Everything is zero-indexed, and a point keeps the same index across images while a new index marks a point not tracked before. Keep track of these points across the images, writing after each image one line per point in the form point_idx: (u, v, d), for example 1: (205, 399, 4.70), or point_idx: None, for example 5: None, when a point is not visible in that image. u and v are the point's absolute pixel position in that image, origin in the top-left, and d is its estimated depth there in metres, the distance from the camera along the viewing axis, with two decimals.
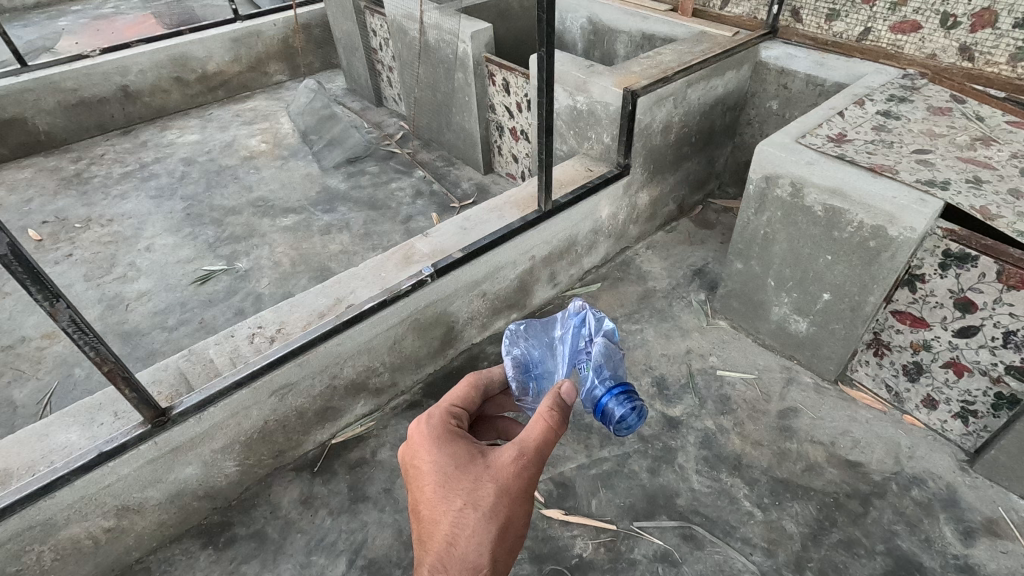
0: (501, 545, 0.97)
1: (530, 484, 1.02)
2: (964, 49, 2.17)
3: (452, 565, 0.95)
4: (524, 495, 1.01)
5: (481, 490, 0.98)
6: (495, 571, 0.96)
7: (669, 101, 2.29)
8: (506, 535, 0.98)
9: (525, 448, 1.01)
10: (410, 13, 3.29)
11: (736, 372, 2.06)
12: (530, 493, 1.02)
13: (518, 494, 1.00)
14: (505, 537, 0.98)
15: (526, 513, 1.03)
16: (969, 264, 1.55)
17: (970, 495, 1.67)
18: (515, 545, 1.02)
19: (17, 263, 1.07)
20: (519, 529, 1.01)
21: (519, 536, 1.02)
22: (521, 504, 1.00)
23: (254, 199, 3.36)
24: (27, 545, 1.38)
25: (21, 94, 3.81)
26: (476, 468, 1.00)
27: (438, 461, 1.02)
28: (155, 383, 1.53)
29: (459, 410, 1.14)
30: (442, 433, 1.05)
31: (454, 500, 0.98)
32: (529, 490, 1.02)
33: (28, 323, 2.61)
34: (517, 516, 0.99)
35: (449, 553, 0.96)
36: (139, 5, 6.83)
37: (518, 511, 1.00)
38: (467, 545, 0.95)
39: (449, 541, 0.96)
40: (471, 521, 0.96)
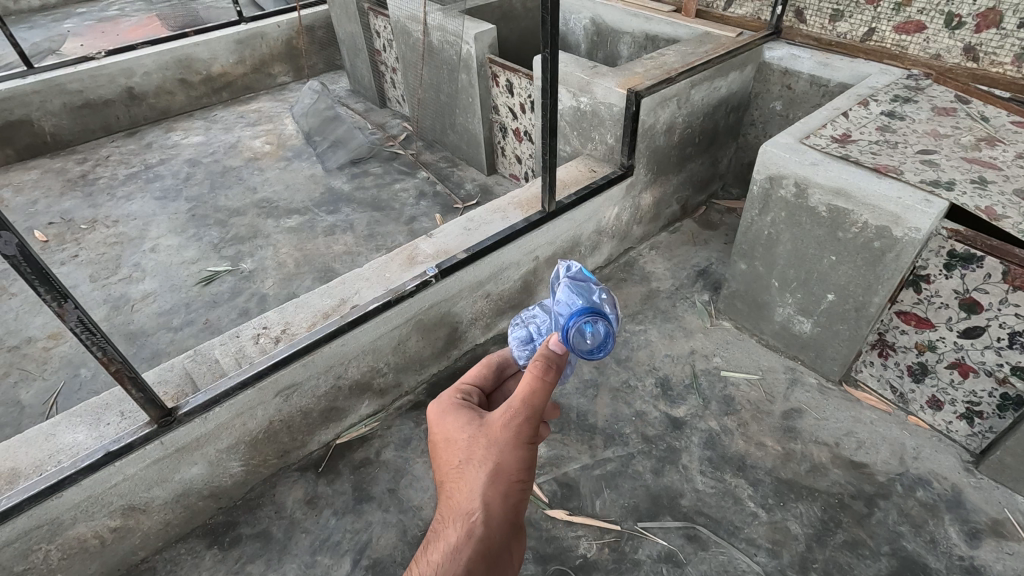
0: (493, 492, 0.90)
1: (524, 432, 0.93)
2: (969, 49, 2.16)
3: (447, 515, 0.91)
4: (519, 444, 0.93)
5: (475, 444, 0.94)
6: (494, 521, 0.89)
7: (673, 102, 2.30)
8: (498, 483, 0.90)
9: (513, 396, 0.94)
10: (414, 15, 3.30)
11: (740, 373, 2.06)
12: (529, 442, 0.94)
13: (510, 442, 0.93)
14: (496, 484, 0.90)
15: (528, 465, 0.93)
16: (974, 264, 1.55)
17: (976, 496, 1.67)
18: (522, 499, 0.92)
19: (27, 265, 1.08)
20: (519, 480, 0.92)
21: (523, 488, 0.92)
22: (513, 451, 0.93)
23: (258, 200, 3.37)
24: (34, 545, 1.39)
25: (27, 96, 3.84)
26: (470, 427, 0.97)
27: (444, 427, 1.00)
28: (161, 383, 1.54)
29: (472, 387, 1.12)
30: (448, 403, 1.04)
31: (450, 458, 0.95)
32: (526, 438, 0.94)
33: (35, 324, 2.63)
34: (509, 462, 0.92)
35: (449, 506, 0.92)
36: (143, 8, 6.88)
37: (511, 457, 0.92)
38: (462, 495, 0.91)
39: (449, 496, 0.93)
40: (466, 473, 0.92)
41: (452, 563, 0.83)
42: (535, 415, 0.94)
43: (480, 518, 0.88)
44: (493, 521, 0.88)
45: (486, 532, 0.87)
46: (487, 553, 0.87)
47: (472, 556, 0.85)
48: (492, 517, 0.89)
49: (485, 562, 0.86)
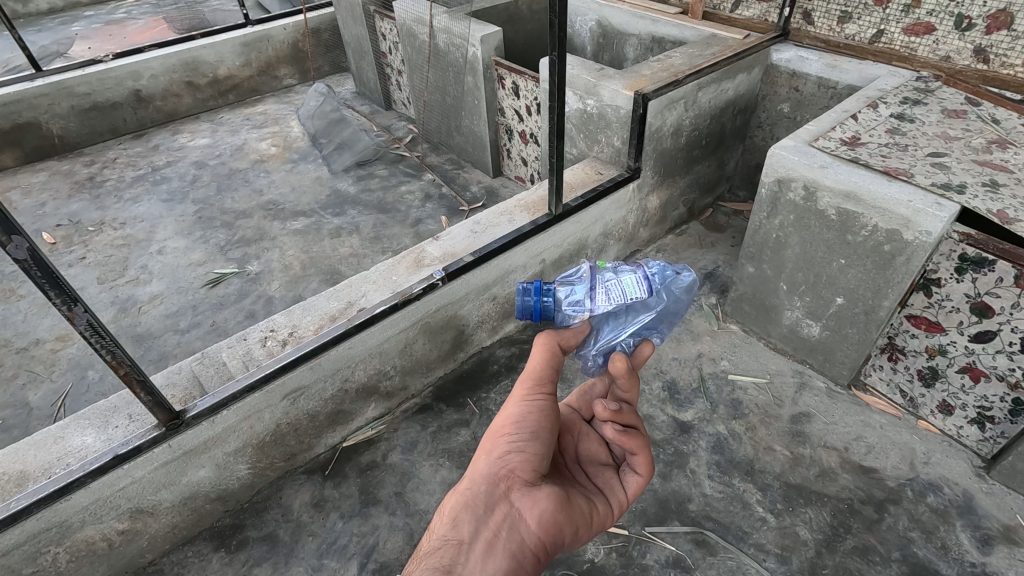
0: (481, 450, 0.91)
1: (516, 394, 0.98)
2: (979, 51, 2.15)
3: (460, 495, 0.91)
4: (508, 407, 0.96)
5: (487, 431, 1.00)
6: (479, 475, 0.87)
7: (680, 104, 2.29)
8: (487, 441, 0.92)
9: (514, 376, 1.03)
10: (420, 17, 3.31)
11: (747, 377, 2.05)
12: (520, 401, 0.96)
13: (503, 407, 0.97)
14: (485, 443, 0.92)
15: (520, 419, 0.94)
16: (986, 268, 1.53)
17: (987, 501, 1.65)
18: (514, 452, 0.89)
19: (37, 269, 1.08)
20: (506, 435, 0.91)
21: (513, 441, 0.91)
22: (503, 411, 0.96)
23: (264, 203, 3.38)
24: (44, 547, 1.39)
25: (36, 98, 3.86)
26: None
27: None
28: (170, 386, 1.54)
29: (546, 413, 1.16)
30: None
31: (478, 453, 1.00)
32: (518, 398, 0.97)
33: (43, 325, 2.64)
34: (496, 418, 0.95)
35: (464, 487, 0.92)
36: (150, 11, 6.93)
37: (501, 417, 0.95)
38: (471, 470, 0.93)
39: None
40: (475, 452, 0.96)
41: (439, 517, 0.83)
42: (528, 379, 0.99)
43: (467, 474, 0.88)
44: (478, 473, 0.87)
45: (471, 483, 0.86)
46: (468, 502, 0.83)
47: (454, 504, 0.83)
48: (478, 467, 0.88)
49: (471, 511, 0.82)
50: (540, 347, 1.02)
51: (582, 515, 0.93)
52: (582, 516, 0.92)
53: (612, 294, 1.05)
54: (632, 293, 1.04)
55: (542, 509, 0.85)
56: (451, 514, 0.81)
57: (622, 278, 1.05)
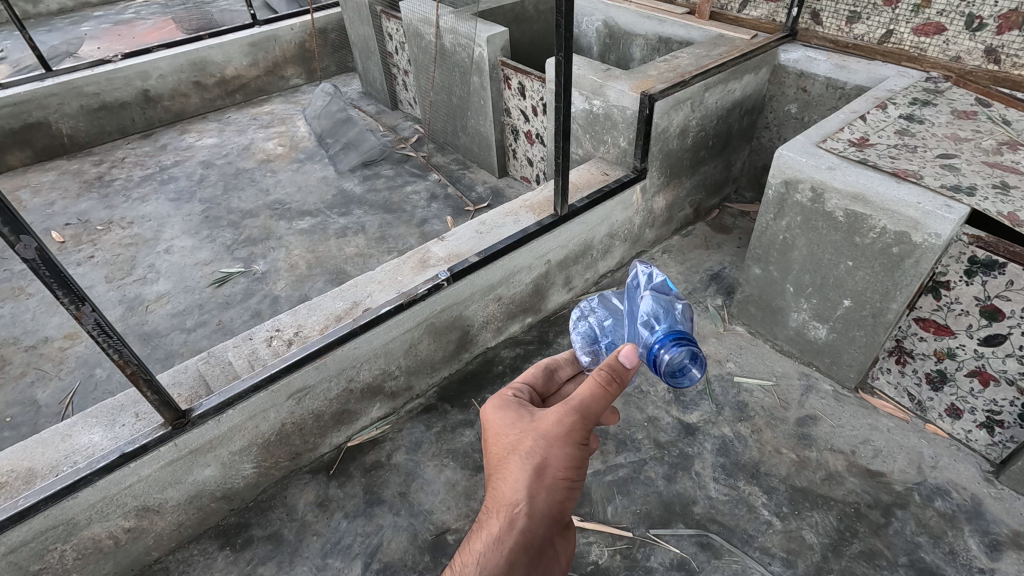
0: (539, 485, 0.87)
1: (578, 431, 0.91)
2: (990, 51, 2.12)
3: (491, 505, 0.87)
4: (568, 444, 0.91)
5: (519, 437, 0.93)
6: (535, 513, 0.85)
7: (686, 105, 2.28)
8: (546, 476, 0.88)
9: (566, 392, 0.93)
10: (426, 18, 3.30)
11: (754, 380, 2.04)
12: (578, 442, 0.91)
13: (559, 437, 0.91)
14: (542, 478, 0.88)
15: (578, 464, 0.91)
16: (996, 271, 1.52)
17: (996, 507, 1.64)
18: (568, 498, 0.90)
19: (45, 268, 1.08)
20: (564, 475, 0.89)
21: (573, 487, 0.90)
22: (562, 449, 0.91)
23: (271, 202, 3.39)
24: (50, 544, 1.40)
25: (45, 98, 3.89)
26: (522, 423, 0.95)
27: (490, 418, 0.98)
28: (176, 385, 1.55)
29: (524, 387, 1.08)
30: (501, 399, 1.01)
31: (496, 449, 0.93)
32: (578, 438, 0.91)
33: (51, 324, 2.66)
34: (558, 458, 0.90)
35: (492, 497, 0.88)
36: (159, 11, 6.98)
37: (559, 456, 0.90)
38: (505, 486, 0.88)
39: (494, 486, 0.90)
40: (511, 465, 0.90)
41: (495, 551, 0.80)
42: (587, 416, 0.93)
43: (524, 510, 0.85)
44: (536, 512, 0.85)
45: (532, 526, 0.84)
46: (528, 545, 0.82)
47: (514, 546, 0.81)
48: (537, 507, 0.86)
49: (528, 557, 0.82)
50: (602, 386, 0.92)
51: None
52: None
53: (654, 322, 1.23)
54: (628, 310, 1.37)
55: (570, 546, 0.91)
56: (510, 558, 0.80)
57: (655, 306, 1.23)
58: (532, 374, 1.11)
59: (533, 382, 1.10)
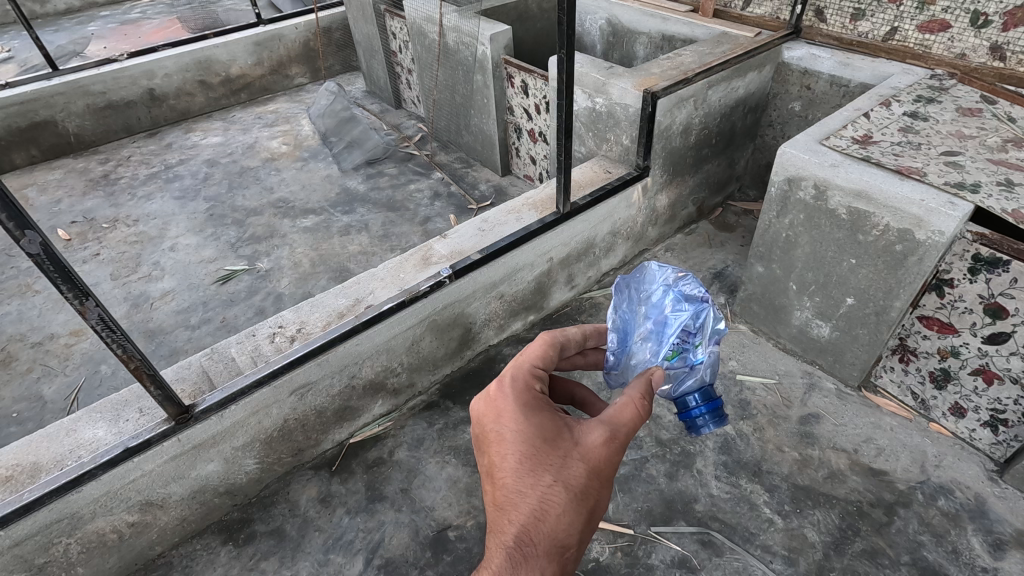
0: (582, 524, 0.95)
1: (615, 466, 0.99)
2: (996, 48, 2.11)
3: (539, 542, 0.90)
4: (610, 480, 0.97)
5: (570, 469, 0.93)
6: (576, 549, 0.94)
7: (690, 102, 2.28)
8: (589, 516, 0.95)
9: (617, 431, 0.97)
10: (430, 16, 3.31)
11: (756, 377, 2.03)
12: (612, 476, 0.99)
13: (606, 478, 0.96)
14: (588, 518, 0.95)
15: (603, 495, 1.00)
16: (1000, 268, 1.51)
17: (1000, 506, 1.63)
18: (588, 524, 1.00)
19: (49, 263, 1.09)
20: (598, 510, 0.98)
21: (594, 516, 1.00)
22: (605, 486, 0.97)
23: (275, 200, 3.40)
24: (55, 538, 1.41)
25: (52, 97, 3.92)
26: (565, 445, 0.95)
27: (526, 430, 0.95)
28: (179, 381, 1.56)
29: (540, 375, 1.05)
30: (529, 403, 0.98)
31: (542, 477, 0.92)
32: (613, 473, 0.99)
33: (57, 321, 2.68)
34: (602, 498, 0.97)
35: (537, 530, 0.91)
36: (165, 10, 7.02)
37: (601, 493, 0.97)
38: (555, 521, 0.91)
39: (536, 514, 0.91)
40: (559, 498, 0.92)
41: None
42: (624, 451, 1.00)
43: (571, 550, 0.92)
44: (577, 549, 0.94)
45: (571, 562, 0.94)
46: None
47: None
48: (579, 546, 0.95)
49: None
50: (641, 421, 0.99)
51: None
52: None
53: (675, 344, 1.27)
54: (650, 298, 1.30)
55: None
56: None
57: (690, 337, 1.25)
58: (544, 352, 1.08)
59: (545, 365, 1.07)
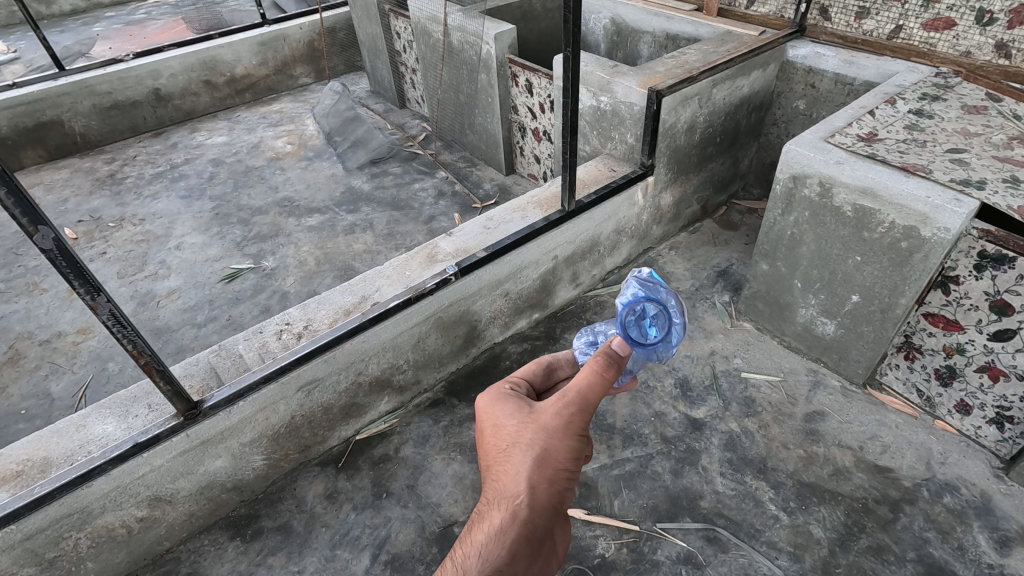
0: (540, 476, 0.88)
1: (577, 423, 0.95)
2: (1001, 46, 2.11)
3: (492, 499, 0.88)
4: (570, 436, 0.94)
5: (520, 430, 0.94)
6: (537, 504, 0.86)
7: (694, 101, 2.28)
8: (547, 469, 0.90)
9: (567, 389, 0.96)
10: (434, 16, 3.32)
11: (761, 375, 2.04)
12: (576, 434, 0.94)
13: (558, 434, 0.93)
14: (543, 469, 0.89)
15: (574, 456, 0.93)
16: (1005, 265, 1.51)
17: (1006, 504, 1.63)
18: (569, 490, 0.91)
19: (62, 259, 1.10)
20: (564, 468, 0.91)
21: (571, 481, 0.91)
22: (562, 440, 0.93)
23: (280, 199, 3.42)
24: (65, 533, 1.42)
25: (58, 97, 3.94)
26: (520, 415, 0.97)
27: (487, 412, 1.00)
28: (187, 377, 1.57)
29: (522, 381, 1.10)
30: (495, 394, 1.04)
31: (496, 444, 0.95)
32: (575, 430, 0.94)
33: (64, 319, 2.70)
34: (559, 449, 0.92)
35: (493, 489, 0.89)
36: (169, 11, 7.04)
37: (559, 446, 0.92)
38: (507, 478, 0.89)
39: (494, 478, 0.91)
40: (512, 458, 0.92)
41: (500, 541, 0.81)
42: (588, 410, 0.95)
43: (525, 499, 0.85)
44: (539, 504, 0.86)
45: (533, 515, 0.85)
46: (533, 537, 0.83)
47: (518, 535, 0.82)
48: (539, 498, 0.87)
49: (530, 544, 0.82)
50: (598, 376, 0.96)
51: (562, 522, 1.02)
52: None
53: None
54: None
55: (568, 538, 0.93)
56: (512, 548, 0.80)
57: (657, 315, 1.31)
58: (531, 369, 1.14)
59: (528, 378, 1.12)
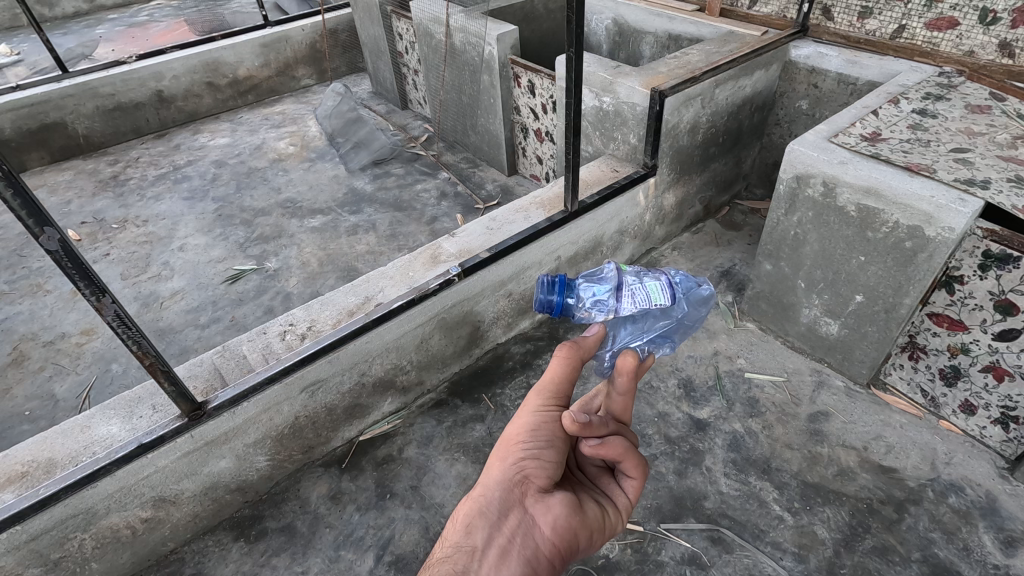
0: (494, 456, 0.84)
1: (535, 398, 0.90)
2: (1004, 45, 2.10)
3: None
4: (525, 413, 0.88)
5: None
6: (489, 480, 0.80)
7: (697, 101, 2.28)
8: (501, 448, 0.84)
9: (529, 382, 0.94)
10: (436, 17, 3.32)
11: (764, 375, 2.04)
12: (535, 410, 0.88)
13: (516, 415, 0.89)
14: (498, 450, 0.84)
15: (534, 428, 0.85)
16: (1010, 264, 1.51)
17: (1011, 504, 1.62)
18: (529, 458, 0.82)
19: (68, 260, 1.11)
20: (520, 441, 0.83)
21: (529, 448, 0.83)
22: (517, 418, 0.87)
23: (282, 201, 3.42)
24: (70, 533, 1.43)
25: (62, 99, 3.95)
26: None
27: None
28: (192, 377, 1.57)
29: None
30: None
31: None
32: (534, 406, 0.88)
33: (69, 320, 2.70)
34: (512, 427, 0.86)
35: None
36: (172, 13, 7.07)
37: (516, 424, 0.86)
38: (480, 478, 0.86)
39: None
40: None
41: (451, 524, 0.76)
42: (546, 386, 0.90)
43: (480, 481, 0.81)
44: (491, 479, 0.80)
45: (483, 489, 0.78)
46: (483, 509, 0.76)
47: (465, 512, 0.76)
48: (492, 474, 0.80)
49: (484, 519, 0.75)
50: (561, 356, 0.92)
51: (595, 524, 0.83)
52: (596, 524, 0.83)
53: (636, 298, 1.19)
54: (657, 301, 1.18)
55: (557, 515, 0.77)
56: (461, 523, 0.74)
57: (647, 285, 1.19)
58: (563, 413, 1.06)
59: None
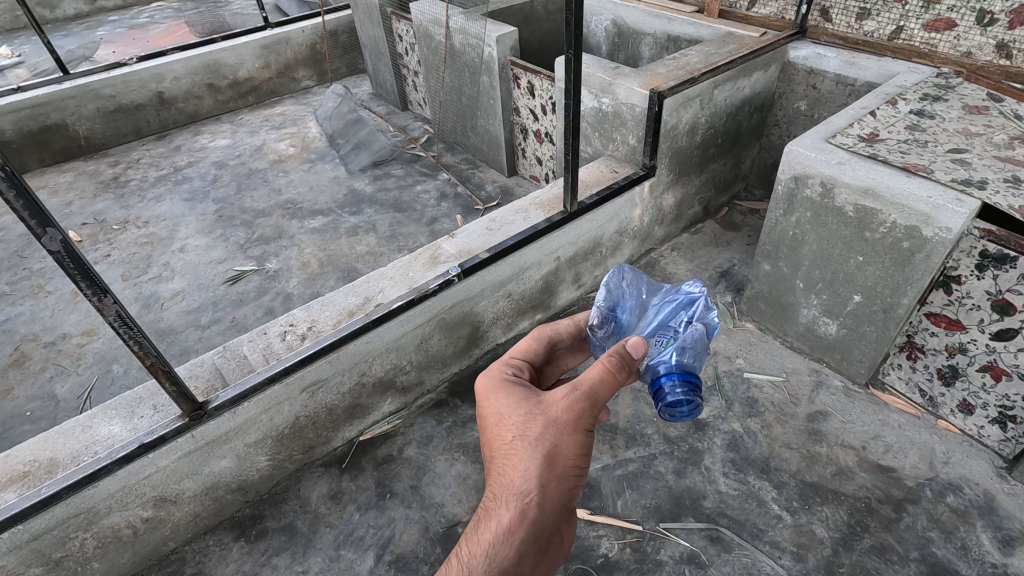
0: (547, 474, 0.92)
1: (585, 418, 0.95)
2: (1002, 46, 2.11)
3: (498, 495, 0.93)
4: (578, 432, 0.95)
5: (529, 428, 0.95)
6: (542, 502, 0.91)
7: (695, 102, 2.29)
8: (552, 465, 0.93)
9: (580, 384, 0.95)
10: (436, 19, 3.34)
11: (763, 375, 2.04)
12: (585, 430, 0.95)
13: (564, 427, 0.94)
14: (551, 469, 0.92)
15: (582, 451, 0.95)
16: (1007, 264, 1.52)
17: (1009, 503, 1.63)
18: (575, 482, 0.96)
19: (69, 261, 1.11)
20: (570, 462, 0.94)
21: (578, 473, 0.95)
22: (570, 437, 0.94)
23: (283, 202, 3.43)
24: (72, 532, 1.43)
25: (63, 101, 3.97)
26: (529, 408, 0.97)
27: (498, 404, 1.00)
28: (192, 378, 1.58)
29: (522, 363, 1.11)
30: (504, 380, 1.03)
31: (500, 435, 0.96)
32: (584, 425, 0.95)
33: (70, 321, 2.71)
34: (565, 447, 0.93)
35: (500, 485, 0.94)
36: (172, 15, 7.08)
37: (568, 444, 0.94)
38: (513, 473, 0.93)
39: (500, 471, 0.95)
40: (518, 454, 0.94)
41: (508, 543, 0.88)
42: (598, 406, 0.95)
43: (534, 501, 0.91)
44: (547, 504, 0.91)
45: (541, 516, 0.91)
46: (538, 535, 0.90)
47: (524, 538, 0.89)
48: (546, 499, 0.92)
49: (537, 544, 0.90)
50: (612, 374, 0.94)
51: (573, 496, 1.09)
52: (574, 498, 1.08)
53: None
54: None
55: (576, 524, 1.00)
56: (520, 548, 0.89)
57: None
58: (530, 348, 1.14)
59: (532, 360, 1.13)
